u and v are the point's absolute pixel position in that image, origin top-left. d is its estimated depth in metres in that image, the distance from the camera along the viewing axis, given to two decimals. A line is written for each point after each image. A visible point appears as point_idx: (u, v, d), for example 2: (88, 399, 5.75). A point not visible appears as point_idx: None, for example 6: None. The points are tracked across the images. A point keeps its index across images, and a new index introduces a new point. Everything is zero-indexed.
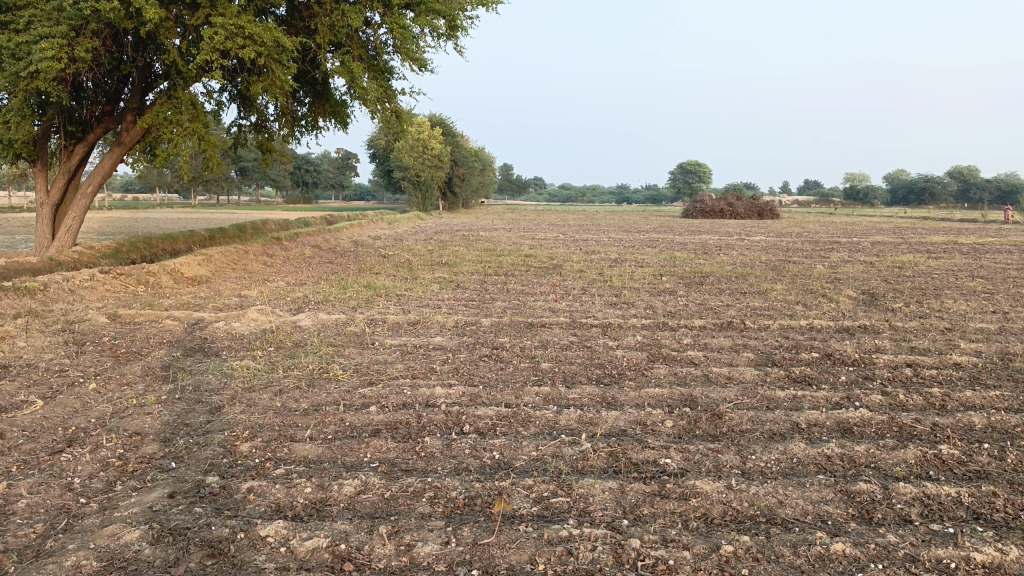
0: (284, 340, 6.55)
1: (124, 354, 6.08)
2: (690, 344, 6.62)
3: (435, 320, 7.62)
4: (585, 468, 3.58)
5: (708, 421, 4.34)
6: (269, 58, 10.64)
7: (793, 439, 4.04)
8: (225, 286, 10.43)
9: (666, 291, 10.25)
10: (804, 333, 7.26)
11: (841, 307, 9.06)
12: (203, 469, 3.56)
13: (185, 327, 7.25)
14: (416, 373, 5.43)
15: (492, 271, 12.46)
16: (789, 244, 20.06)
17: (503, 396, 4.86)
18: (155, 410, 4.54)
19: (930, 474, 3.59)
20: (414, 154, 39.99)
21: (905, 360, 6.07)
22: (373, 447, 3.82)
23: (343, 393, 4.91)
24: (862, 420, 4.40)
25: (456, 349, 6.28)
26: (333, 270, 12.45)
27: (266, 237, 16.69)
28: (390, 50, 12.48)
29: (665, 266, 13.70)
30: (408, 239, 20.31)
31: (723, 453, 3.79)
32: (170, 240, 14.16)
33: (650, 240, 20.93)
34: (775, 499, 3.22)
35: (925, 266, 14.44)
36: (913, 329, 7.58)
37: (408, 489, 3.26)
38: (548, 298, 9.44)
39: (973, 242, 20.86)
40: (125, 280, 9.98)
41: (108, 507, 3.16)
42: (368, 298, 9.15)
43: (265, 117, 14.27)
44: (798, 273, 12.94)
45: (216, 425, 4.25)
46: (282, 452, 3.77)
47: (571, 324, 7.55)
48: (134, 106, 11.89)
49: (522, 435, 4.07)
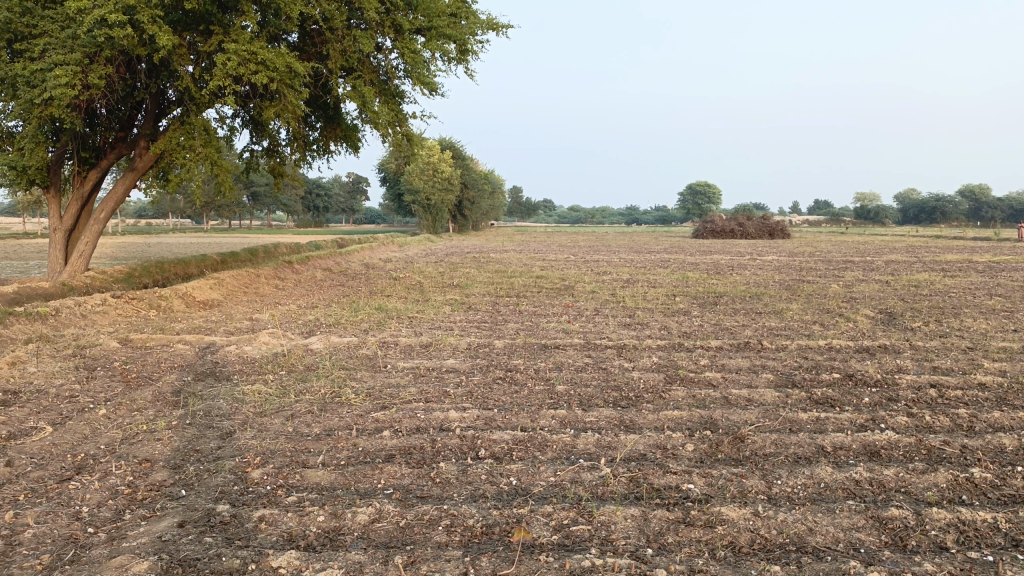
0: (296, 364, 6.48)
1: (135, 379, 6.03)
2: (707, 365, 6.51)
3: (448, 343, 7.54)
4: (605, 494, 3.48)
5: (730, 444, 4.23)
6: (281, 83, 10.67)
7: (818, 463, 3.92)
8: (237, 309, 10.41)
9: (680, 312, 10.14)
10: (822, 353, 7.14)
11: (859, 326, 8.93)
12: (213, 497, 3.47)
13: (196, 351, 7.19)
14: (430, 397, 5.34)
15: (504, 293, 12.40)
16: (802, 263, 19.97)
17: (519, 419, 4.77)
18: (165, 436, 4.47)
19: (963, 498, 3.47)
20: (424, 177, 40.20)
21: (928, 380, 5.94)
22: (387, 473, 3.73)
23: (356, 417, 4.83)
24: (889, 442, 4.28)
25: (469, 372, 6.20)
26: (345, 293, 12.42)
27: (278, 260, 16.69)
28: (401, 75, 12.52)
29: (677, 286, 13.59)
30: (419, 262, 20.27)
31: (747, 478, 3.67)
32: (182, 264, 14.17)
33: (662, 261, 20.85)
34: (804, 526, 3.11)
35: (941, 285, 14.30)
36: (934, 349, 7.45)
37: (424, 517, 3.16)
38: (561, 319, 9.36)
39: (987, 260, 20.72)
40: (137, 304, 9.97)
41: (117, 538, 3.08)
42: (380, 321, 9.08)
43: (277, 142, 14.33)
44: (813, 293, 12.80)
45: (226, 451, 4.17)
46: (294, 478, 3.69)
47: (586, 346, 7.45)
48: (147, 132, 11.94)
49: (539, 459, 3.97)
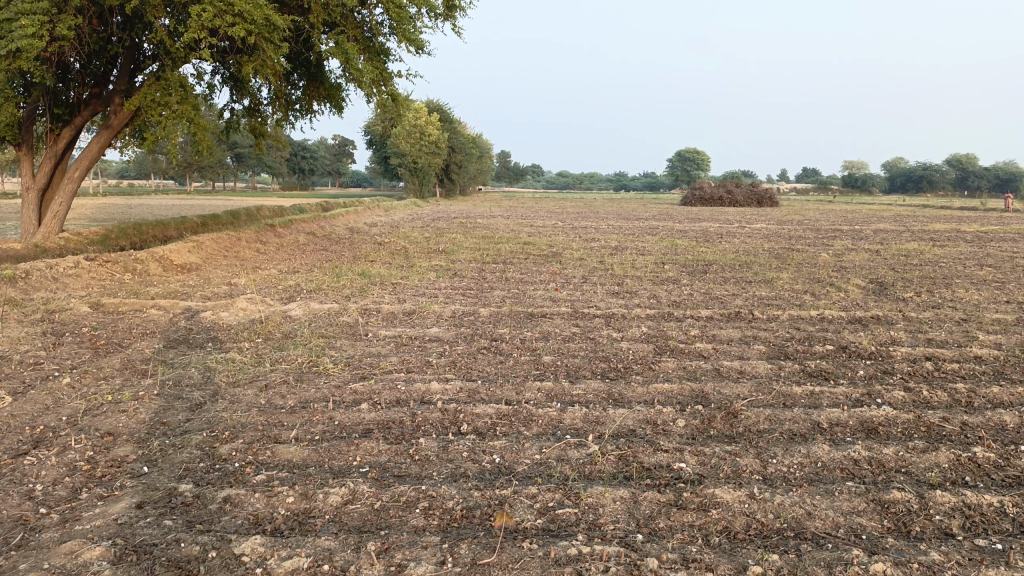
0: (273, 331, 6.24)
1: (104, 346, 5.78)
2: (698, 336, 6.33)
3: (432, 310, 7.32)
4: (593, 474, 3.30)
5: (723, 420, 4.06)
6: (260, 36, 10.27)
7: (815, 441, 3.75)
8: (216, 274, 10.12)
9: (669, 280, 9.95)
10: (815, 324, 6.98)
11: (851, 296, 8.77)
12: (176, 474, 3.27)
13: (170, 317, 6.93)
14: (411, 367, 5.13)
15: (490, 259, 12.15)
16: (791, 232, 19.79)
17: (503, 392, 4.58)
18: (131, 407, 4.24)
19: (967, 480, 3.31)
20: (411, 139, 39.57)
21: (923, 353, 5.79)
22: (363, 449, 3.53)
23: (333, 388, 4.62)
24: (886, 419, 4.12)
25: (453, 341, 5.99)
26: (327, 257, 12.14)
27: (260, 224, 16.33)
28: (386, 32, 12.12)
29: (666, 254, 13.38)
30: (405, 226, 19.95)
31: (742, 457, 3.50)
32: (161, 226, 13.82)
33: (650, 228, 20.63)
34: (803, 510, 2.94)
35: (931, 255, 14.18)
36: (927, 320, 7.31)
37: (401, 499, 2.97)
38: (548, 287, 9.14)
39: (976, 230, 20.57)
40: (111, 267, 9.66)
41: (70, 520, 2.86)
42: (362, 287, 8.83)
43: (258, 101, 13.91)
44: (803, 261, 12.63)
45: (195, 424, 3.96)
46: (264, 455, 3.48)
47: (573, 314, 7.25)
48: (122, 88, 11.51)
49: (523, 436, 3.79)
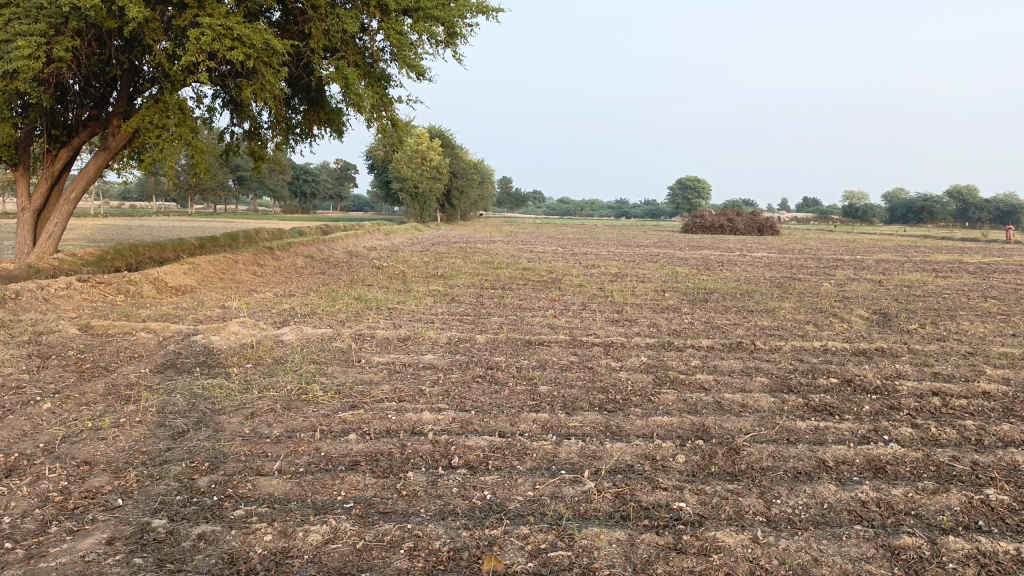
0: (264, 356, 6.10)
1: (89, 369, 5.64)
2: (698, 367, 6.18)
3: (427, 336, 7.18)
4: (589, 513, 3.14)
5: (724, 456, 3.91)
6: (259, 60, 10.23)
7: (821, 480, 3.60)
8: (210, 296, 10.00)
9: (670, 308, 9.83)
10: (818, 356, 6.84)
11: (854, 328, 8.63)
12: (150, 509, 3.11)
13: (160, 340, 6.79)
14: (403, 396, 4.98)
15: (488, 284, 12.03)
16: (792, 261, 19.71)
17: (497, 423, 4.43)
18: (110, 435, 4.09)
19: (980, 524, 3.16)
20: (412, 164, 39.70)
21: (929, 387, 5.64)
22: (348, 483, 3.38)
23: (321, 417, 4.47)
24: (894, 457, 3.97)
25: (447, 369, 5.85)
26: (324, 281, 12.03)
27: (258, 246, 16.24)
28: (387, 58, 12.12)
29: (667, 282, 13.28)
30: (404, 251, 19.88)
31: (745, 497, 3.35)
32: (158, 248, 13.73)
33: (650, 255, 20.57)
34: (809, 556, 2.79)
35: (934, 286, 14.08)
36: (933, 353, 7.16)
37: (385, 538, 2.82)
38: (547, 313, 9.01)
39: (978, 261, 20.47)
40: (104, 288, 9.55)
41: (34, 555, 2.70)
42: (358, 312, 8.70)
43: (258, 125, 13.90)
44: (805, 291, 12.51)
45: (175, 454, 3.81)
46: (245, 488, 3.33)
47: (571, 343, 7.11)
48: (121, 109, 11.46)
49: (517, 470, 3.63)
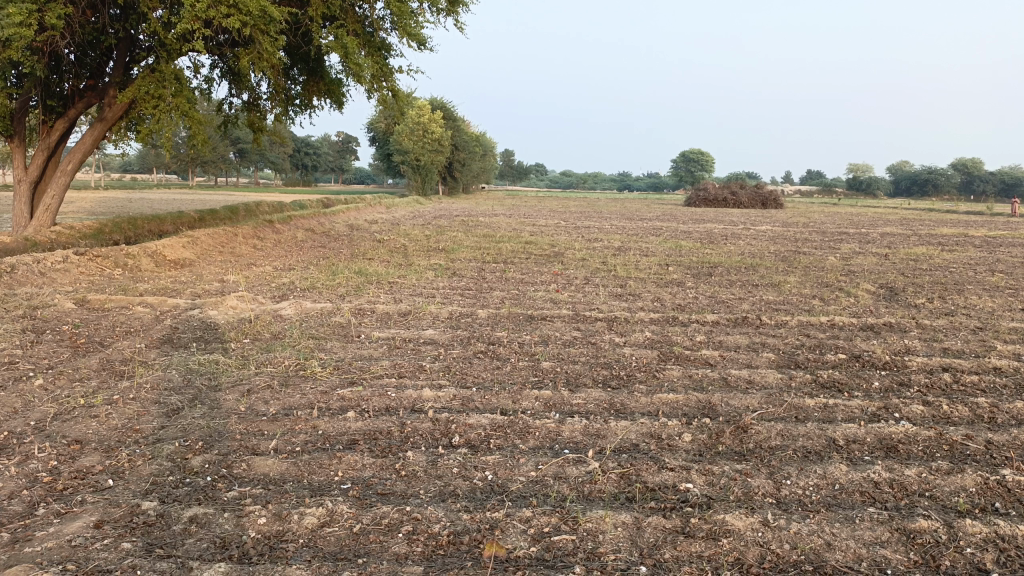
0: (262, 332, 5.99)
1: (84, 345, 5.53)
2: (703, 342, 6.07)
3: (428, 311, 7.07)
4: (593, 495, 3.05)
5: (732, 435, 3.80)
6: (255, 28, 10.01)
7: (831, 460, 3.50)
8: (208, 270, 9.89)
9: (674, 282, 9.70)
10: (824, 331, 6.72)
11: (861, 302, 8.51)
12: (141, 491, 3.03)
13: (156, 315, 6.69)
14: (403, 372, 4.89)
15: (490, 258, 11.90)
16: (797, 234, 19.52)
17: (499, 401, 4.33)
18: (102, 413, 4.00)
19: (997, 507, 3.06)
20: (414, 137, 39.35)
21: (939, 363, 5.53)
22: (346, 464, 3.29)
23: (319, 394, 4.38)
24: (906, 436, 3.87)
25: (448, 344, 5.74)
26: (325, 254, 11.92)
27: (258, 219, 16.10)
28: (387, 26, 11.89)
29: (671, 256, 13.14)
30: (405, 224, 19.74)
31: (754, 478, 3.25)
32: (157, 221, 13.60)
33: (653, 228, 20.40)
34: (821, 540, 2.70)
35: (940, 259, 13.94)
36: (942, 328, 7.05)
37: (382, 522, 2.72)
38: (550, 288, 8.89)
39: (984, 235, 20.29)
40: (101, 262, 9.44)
41: (19, 539, 2.61)
42: (358, 286, 8.58)
43: (256, 95, 13.68)
44: (810, 265, 12.38)
45: (168, 433, 3.72)
46: (239, 468, 3.24)
47: (574, 318, 7.00)
48: (117, 80, 11.26)
49: (519, 450, 3.54)
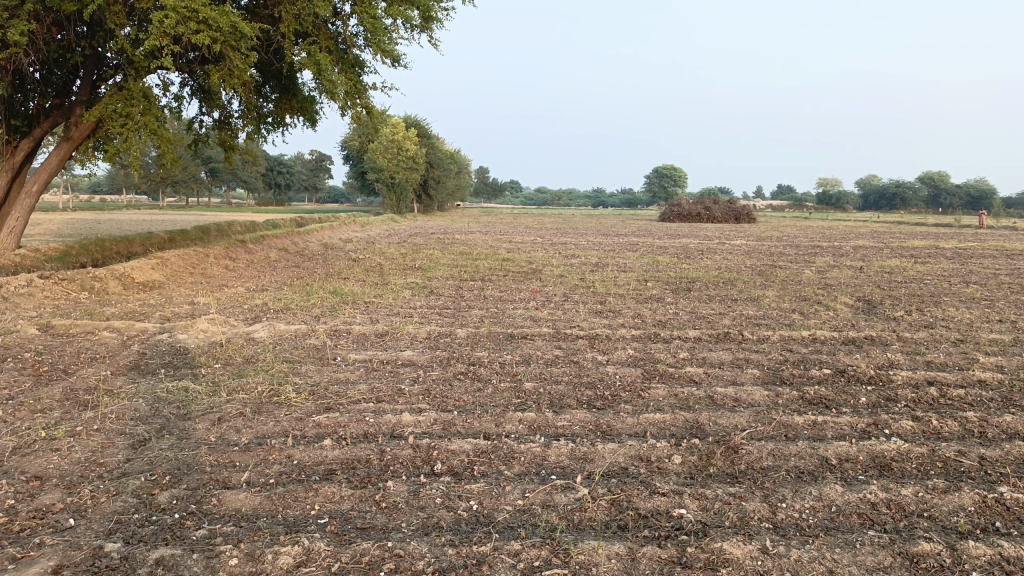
0: (234, 356, 5.80)
1: (47, 373, 5.31)
2: (687, 359, 5.98)
3: (406, 331, 6.92)
4: (583, 524, 2.92)
5: (723, 456, 3.69)
6: (226, 44, 9.85)
7: (826, 480, 3.40)
8: (178, 292, 9.65)
9: (653, 298, 9.64)
10: (807, 346, 6.67)
11: (840, 316, 8.49)
12: (104, 531, 2.85)
13: (124, 340, 6.47)
14: (382, 396, 4.73)
15: (467, 276, 11.76)
16: (771, 248, 19.62)
17: (481, 424, 4.19)
18: (64, 446, 3.80)
19: (998, 526, 2.98)
20: (388, 155, 39.21)
21: (924, 377, 5.49)
22: (323, 496, 3.13)
23: (294, 421, 4.21)
24: (899, 453, 3.79)
25: (427, 366, 5.60)
26: (298, 274, 11.71)
27: (230, 239, 15.86)
28: (361, 43, 11.78)
29: (649, 271, 13.09)
30: (380, 242, 19.59)
31: (748, 501, 3.14)
32: (125, 242, 13.30)
33: (630, 244, 20.39)
34: (823, 567, 2.59)
35: (914, 272, 14.05)
36: (923, 341, 7.03)
37: (363, 559, 2.57)
38: (529, 305, 8.78)
39: (954, 246, 20.54)
40: (67, 285, 9.17)
41: None
42: (334, 307, 8.40)
43: (228, 114, 13.48)
44: (787, 279, 12.40)
45: (134, 466, 3.54)
46: (209, 504, 3.07)
47: (555, 336, 6.89)
48: (84, 99, 11.01)
49: (504, 476, 3.40)
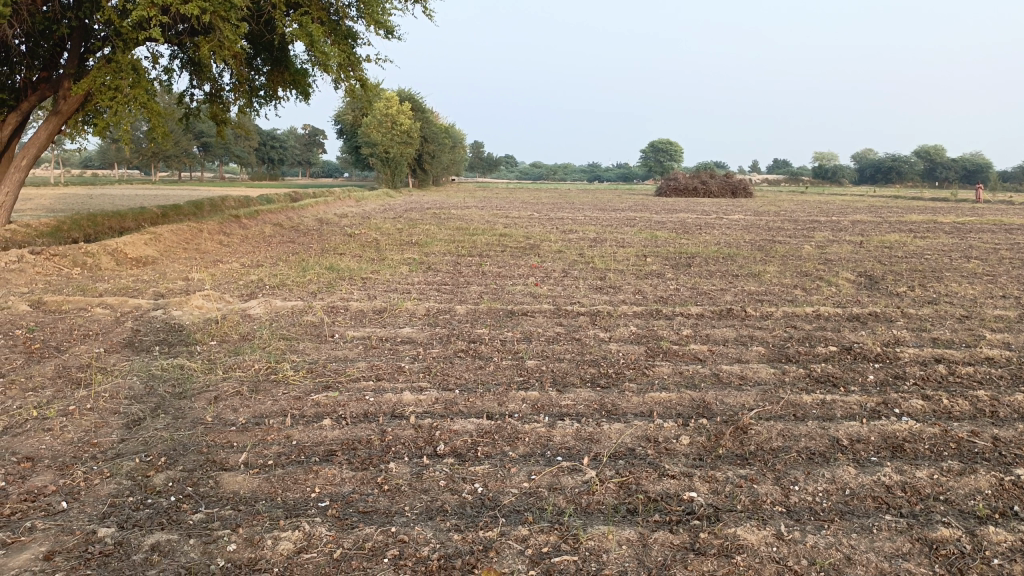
0: (229, 333, 5.69)
1: (39, 350, 5.20)
2: (690, 336, 5.89)
3: (404, 308, 6.81)
4: (592, 507, 2.84)
5: (732, 436, 3.61)
6: (216, 15, 9.61)
7: (838, 462, 3.32)
8: (172, 268, 9.51)
9: (653, 274, 9.53)
10: (811, 322, 6.59)
11: (843, 291, 8.40)
12: (98, 514, 2.76)
13: (117, 317, 6.35)
14: (381, 374, 4.63)
15: (465, 252, 11.62)
16: (770, 223, 19.49)
17: (483, 404, 4.09)
18: (56, 425, 3.70)
19: (1016, 510, 2.90)
20: (383, 129, 38.81)
21: (932, 354, 5.41)
22: (323, 478, 3.04)
23: (292, 400, 4.11)
24: (911, 434, 3.71)
25: (427, 343, 5.50)
26: (294, 250, 11.57)
27: (224, 214, 15.68)
28: (354, 15, 11.54)
29: (647, 246, 12.96)
30: (376, 217, 19.41)
31: (760, 484, 3.06)
32: (117, 217, 13.12)
33: (627, 219, 20.24)
34: (840, 554, 2.51)
35: (914, 246, 13.95)
36: (928, 317, 6.95)
37: (365, 545, 2.49)
38: (528, 281, 8.67)
39: (953, 221, 20.44)
40: (59, 261, 9.03)
41: None
42: (331, 282, 8.28)
43: (219, 86, 13.24)
44: (787, 254, 12.29)
45: (128, 447, 3.45)
46: (206, 487, 2.98)
47: (556, 312, 6.78)
48: (72, 71, 10.76)
49: (509, 458, 3.31)
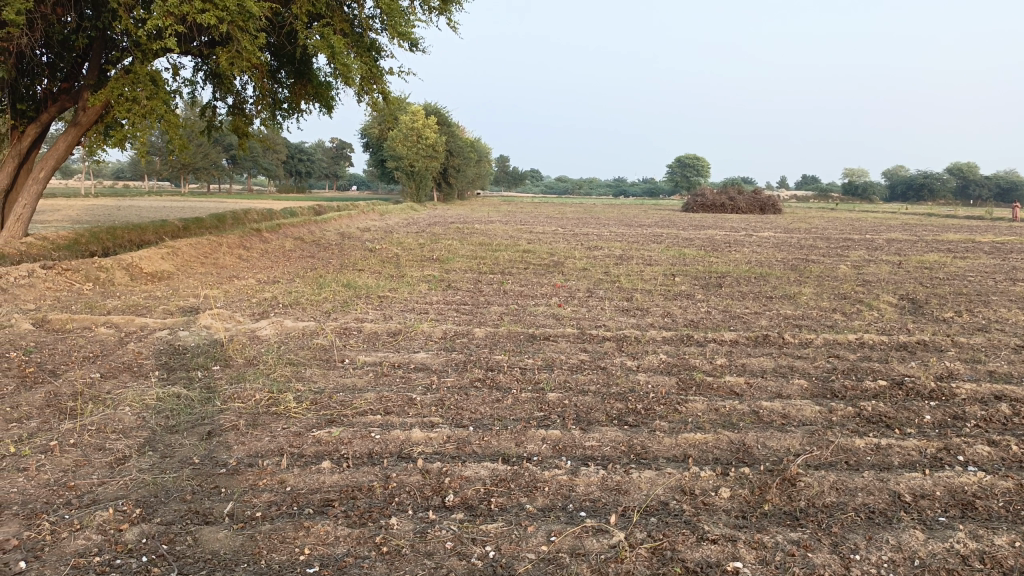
0: (234, 357, 5.37)
1: (32, 374, 4.91)
2: (725, 366, 5.47)
3: (420, 330, 6.46)
4: None
5: (778, 489, 3.20)
6: (233, 24, 9.40)
7: (903, 524, 2.90)
8: (186, 284, 9.25)
9: (683, 295, 9.10)
10: (855, 352, 6.13)
11: (886, 316, 7.91)
12: None
13: (120, 338, 6.07)
14: (390, 408, 4.27)
15: (487, 269, 11.30)
16: (802, 241, 18.96)
17: (500, 444, 3.72)
18: (32, 465, 3.39)
19: None
20: (407, 142, 38.74)
21: (992, 391, 4.93)
22: (316, 536, 2.69)
23: (291, 437, 3.77)
24: (982, 488, 3.27)
25: (442, 371, 5.14)
26: (312, 265, 11.29)
27: (246, 227, 15.49)
28: (378, 27, 11.31)
29: (676, 265, 12.54)
30: (399, 231, 19.21)
31: (815, 553, 2.65)
32: (137, 230, 12.94)
33: (654, 235, 19.80)
34: None
35: (956, 267, 13.39)
36: (981, 346, 6.46)
37: None
38: (551, 302, 8.28)
39: (992, 240, 19.76)
40: (71, 275, 8.81)
41: None
42: (346, 301, 7.98)
43: (242, 99, 13.07)
44: (822, 274, 11.80)
45: (107, 491, 3.13)
46: (184, 546, 2.64)
47: (580, 337, 6.39)
48: (91, 82, 10.58)
49: (527, 512, 2.93)
